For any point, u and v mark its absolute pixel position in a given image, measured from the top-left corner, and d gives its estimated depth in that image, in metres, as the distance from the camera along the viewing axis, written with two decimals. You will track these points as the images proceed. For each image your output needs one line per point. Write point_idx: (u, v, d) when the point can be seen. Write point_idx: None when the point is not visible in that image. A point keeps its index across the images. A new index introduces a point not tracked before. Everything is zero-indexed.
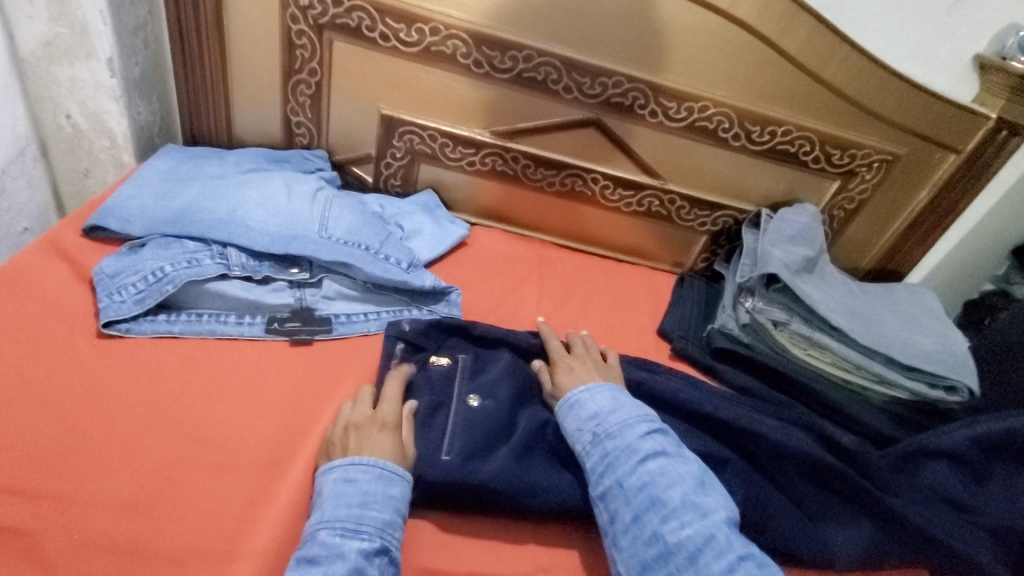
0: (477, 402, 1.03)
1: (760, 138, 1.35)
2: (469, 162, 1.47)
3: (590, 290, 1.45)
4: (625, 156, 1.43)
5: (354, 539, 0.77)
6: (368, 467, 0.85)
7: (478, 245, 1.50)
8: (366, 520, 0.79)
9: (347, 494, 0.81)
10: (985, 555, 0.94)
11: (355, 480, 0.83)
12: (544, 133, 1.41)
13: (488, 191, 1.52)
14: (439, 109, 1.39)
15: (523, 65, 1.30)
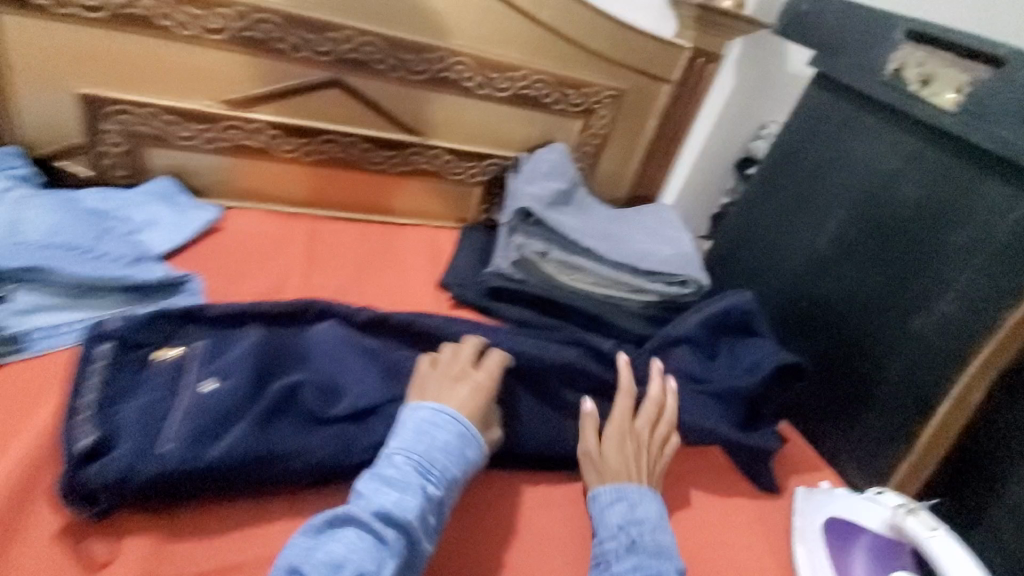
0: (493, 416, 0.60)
1: (585, 106, 1.01)
2: (317, 148, 0.93)
3: (411, 254, 0.95)
4: (534, 113, 1.01)
5: (659, 559, 0.55)
6: (640, 489, 0.61)
7: (256, 230, 0.90)
8: (643, 532, 0.57)
9: (616, 530, 0.58)
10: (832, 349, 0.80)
11: (624, 511, 0.59)
12: (428, 110, 0.96)
13: (261, 163, 0.93)
14: (285, 108, 0.89)
15: (418, 60, 0.90)
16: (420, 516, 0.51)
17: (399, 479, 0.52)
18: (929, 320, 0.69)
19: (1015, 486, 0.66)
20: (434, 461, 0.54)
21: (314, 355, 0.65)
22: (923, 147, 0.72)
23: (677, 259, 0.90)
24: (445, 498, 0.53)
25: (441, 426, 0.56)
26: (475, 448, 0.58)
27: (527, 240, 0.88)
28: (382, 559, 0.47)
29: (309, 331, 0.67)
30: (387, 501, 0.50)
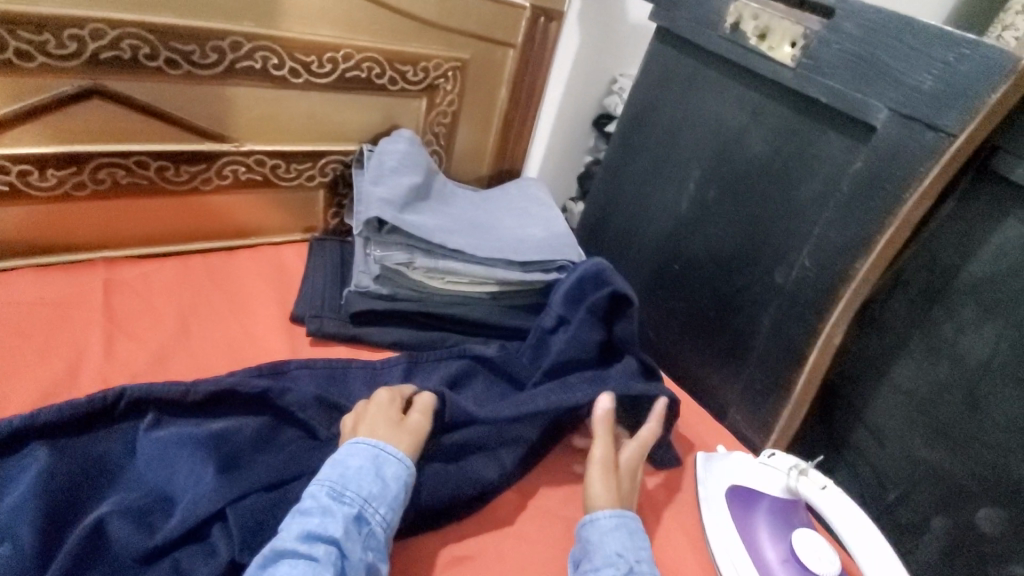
0: (357, 484, 0.53)
1: (421, 82, 0.89)
2: (89, 180, 0.73)
3: (257, 291, 0.79)
4: (370, 96, 0.87)
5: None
6: (634, 518, 0.58)
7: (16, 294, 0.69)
8: (641, 564, 0.54)
9: (616, 557, 0.54)
10: (788, 329, 0.71)
11: (622, 538, 0.55)
12: (233, 112, 0.78)
13: (18, 209, 0.71)
14: (30, 133, 0.67)
15: (185, 46, 0.70)
16: (349, 529, 0.50)
17: (315, 505, 0.51)
18: (791, 275, 0.70)
19: (874, 407, 0.73)
20: (347, 483, 0.53)
21: (129, 477, 0.55)
22: (764, 101, 0.71)
23: (551, 242, 0.84)
24: (370, 512, 0.52)
25: (355, 453, 0.55)
26: (395, 464, 0.56)
27: (386, 252, 0.77)
28: (316, 574, 0.46)
29: (124, 442, 0.57)
30: (307, 524, 0.49)
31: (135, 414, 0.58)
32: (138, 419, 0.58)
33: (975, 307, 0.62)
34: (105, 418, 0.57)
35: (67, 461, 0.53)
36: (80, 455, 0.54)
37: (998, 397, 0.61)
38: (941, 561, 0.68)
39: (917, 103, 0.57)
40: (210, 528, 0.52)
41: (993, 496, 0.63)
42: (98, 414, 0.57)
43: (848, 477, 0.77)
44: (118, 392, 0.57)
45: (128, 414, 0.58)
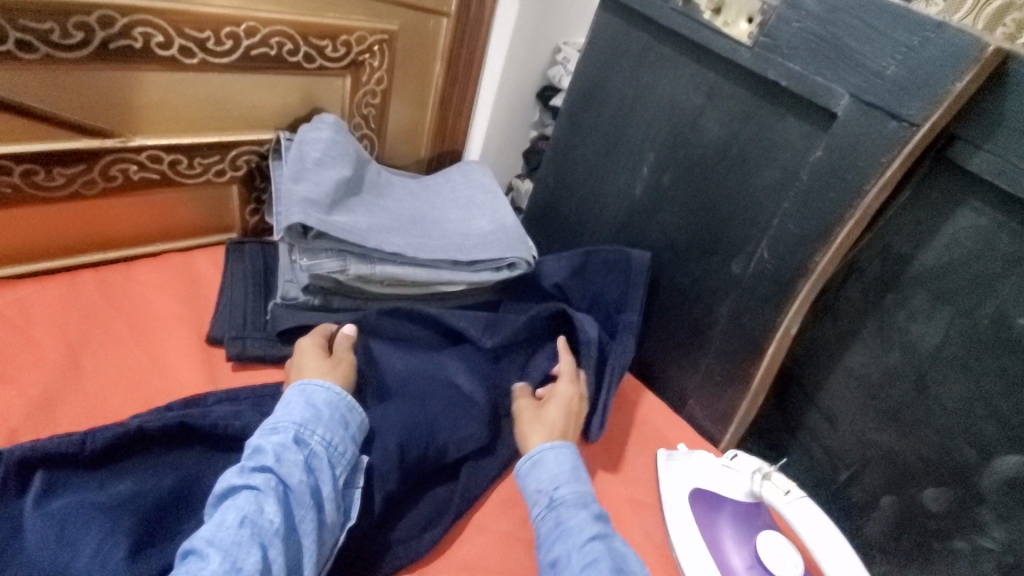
0: (283, 421, 0.53)
1: (343, 58, 0.78)
2: None
3: (167, 308, 0.69)
4: (284, 77, 0.76)
5: (575, 510, 0.54)
6: (552, 447, 0.59)
7: None
8: (561, 489, 0.56)
9: (537, 494, 0.57)
10: (747, 322, 0.69)
11: (542, 470, 0.58)
12: (116, 102, 0.65)
13: None
14: None
15: (42, 25, 0.57)
16: (284, 455, 0.51)
17: (249, 443, 0.52)
18: (749, 265, 0.67)
19: (827, 392, 0.73)
20: (278, 418, 0.54)
21: (18, 561, 0.46)
22: (719, 81, 0.67)
23: (498, 236, 0.78)
24: (309, 433, 0.53)
25: (283, 395, 0.57)
26: (324, 390, 0.57)
27: (314, 260, 0.68)
28: (259, 500, 0.47)
29: (8, 522, 0.48)
30: (245, 458, 0.50)
31: (19, 478, 0.50)
32: (25, 483, 0.50)
33: (927, 296, 0.61)
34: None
35: None
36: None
37: (945, 383, 0.61)
38: (890, 537, 0.70)
39: (879, 89, 0.53)
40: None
41: (937, 475, 0.64)
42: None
43: (803, 459, 0.78)
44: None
45: (9, 481, 0.49)
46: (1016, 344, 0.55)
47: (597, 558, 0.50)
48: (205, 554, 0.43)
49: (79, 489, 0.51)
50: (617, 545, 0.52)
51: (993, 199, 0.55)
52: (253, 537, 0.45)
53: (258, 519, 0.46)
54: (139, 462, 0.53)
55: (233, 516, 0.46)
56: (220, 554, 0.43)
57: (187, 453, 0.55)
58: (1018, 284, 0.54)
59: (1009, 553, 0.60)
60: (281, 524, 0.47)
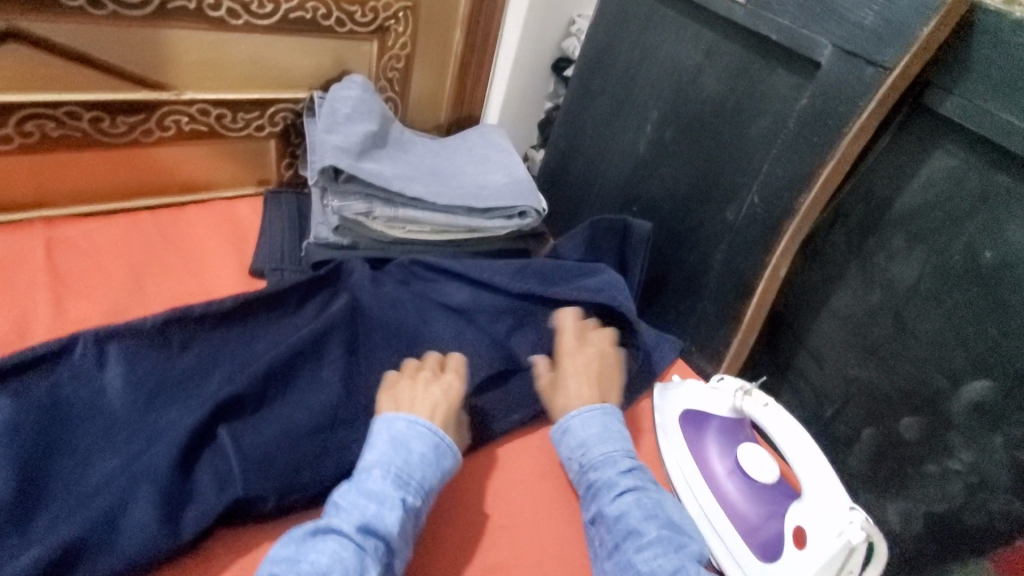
0: (411, 483, 0.53)
1: (370, 22, 0.85)
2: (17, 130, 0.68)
3: (214, 246, 0.78)
4: (317, 40, 0.83)
5: (603, 469, 0.60)
6: (579, 415, 0.64)
7: None
8: (589, 453, 0.61)
9: (571, 461, 0.63)
10: (738, 265, 0.75)
11: (571, 437, 0.63)
12: (171, 60, 0.74)
13: None
14: None
15: None
16: (401, 523, 0.50)
17: (378, 490, 0.51)
18: (741, 210, 0.73)
19: (814, 334, 0.78)
20: (412, 470, 0.54)
21: (105, 420, 0.54)
22: (718, 39, 0.72)
23: (512, 188, 0.84)
24: (424, 502, 0.54)
25: (418, 440, 0.56)
26: (450, 457, 0.57)
27: (344, 202, 0.76)
28: (364, 566, 0.47)
29: (88, 384, 0.56)
30: (366, 512, 0.50)
31: (95, 351, 0.57)
32: (100, 363, 0.57)
33: (905, 235, 0.66)
34: (56, 361, 0.56)
35: (30, 411, 0.52)
36: (42, 398, 0.53)
37: (921, 316, 0.66)
38: (869, 467, 0.76)
39: (858, 38, 0.59)
40: (196, 467, 0.53)
41: (913, 405, 0.69)
42: (52, 357, 0.56)
43: (793, 399, 0.84)
44: (71, 339, 0.57)
45: (88, 353, 0.57)
46: (983, 276, 0.61)
47: (627, 509, 0.56)
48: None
49: (145, 366, 0.58)
50: (651, 495, 0.58)
51: (964, 141, 0.60)
52: None
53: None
54: (200, 346, 0.62)
55: None
56: None
57: (241, 344, 0.63)
58: (984, 220, 0.60)
59: (975, 472, 0.65)
60: None
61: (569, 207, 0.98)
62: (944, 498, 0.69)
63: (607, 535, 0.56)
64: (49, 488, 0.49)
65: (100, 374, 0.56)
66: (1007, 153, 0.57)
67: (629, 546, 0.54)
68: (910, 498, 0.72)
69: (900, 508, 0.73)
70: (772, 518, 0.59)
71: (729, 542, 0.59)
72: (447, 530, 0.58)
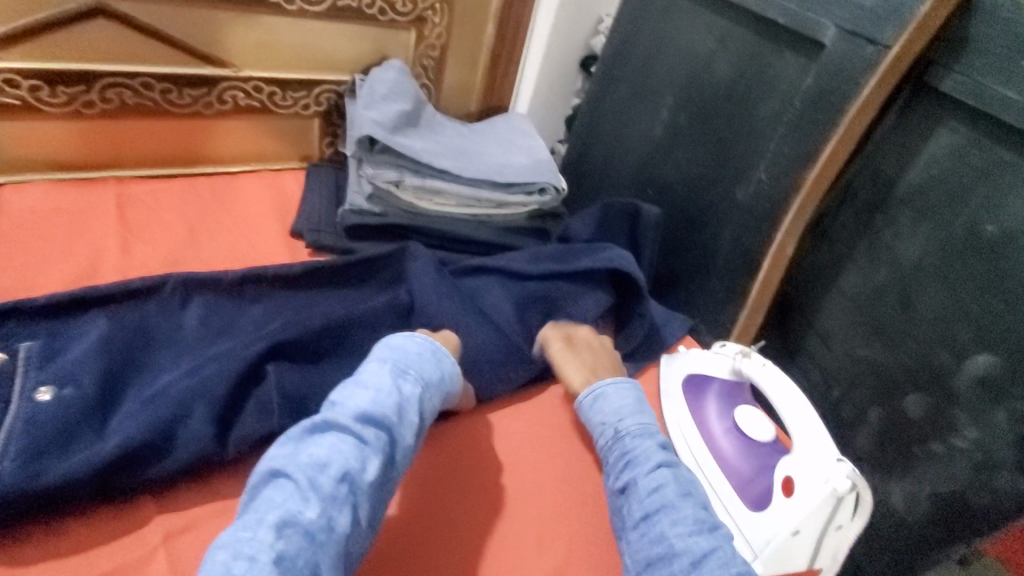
0: (409, 380, 0.59)
1: (408, 13, 0.93)
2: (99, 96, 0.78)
3: (263, 210, 0.85)
4: (361, 27, 0.91)
5: (640, 440, 0.62)
6: (612, 384, 0.67)
7: (36, 200, 0.76)
8: (625, 424, 0.64)
9: (602, 427, 0.65)
10: (746, 242, 0.78)
11: (605, 404, 0.66)
12: (232, 40, 0.83)
13: (48, 128, 0.78)
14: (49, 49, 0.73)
15: None
16: (399, 416, 0.56)
17: (376, 384, 0.57)
18: (750, 189, 0.76)
19: (823, 315, 0.80)
20: (409, 365, 0.60)
21: (175, 348, 0.61)
22: (731, 26, 0.76)
23: (532, 168, 0.90)
24: (425, 395, 0.59)
25: (415, 344, 0.63)
26: (449, 362, 0.64)
27: (377, 171, 0.83)
28: (363, 456, 0.51)
29: (150, 310, 0.63)
30: (363, 405, 0.55)
31: (181, 294, 0.65)
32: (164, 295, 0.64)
33: (910, 213, 0.68)
34: (148, 296, 0.63)
35: (119, 331, 0.59)
36: (114, 317, 0.60)
37: (926, 293, 0.68)
38: (875, 448, 0.77)
39: (861, 18, 0.62)
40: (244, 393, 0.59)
41: (917, 383, 0.71)
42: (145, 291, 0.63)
43: (801, 381, 0.85)
44: (163, 279, 0.64)
45: (175, 294, 0.64)
46: (985, 250, 0.62)
47: (663, 482, 0.57)
48: (299, 494, 0.47)
49: (220, 316, 0.66)
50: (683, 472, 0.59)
51: (964, 116, 0.62)
52: (349, 492, 0.49)
53: (356, 477, 0.50)
54: (268, 303, 0.68)
55: (338, 466, 0.49)
56: (318, 504, 0.47)
57: (300, 304, 0.70)
58: (986, 193, 0.61)
59: (979, 450, 0.66)
60: (375, 481, 0.51)
61: (587, 191, 1.03)
62: (950, 478, 0.69)
63: (636, 504, 0.57)
64: (127, 397, 0.56)
65: (179, 313, 0.64)
66: (1009, 127, 0.58)
67: (663, 520, 0.54)
68: (914, 480, 0.73)
69: (906, 490, 0.74)
70: (762, 472, 0.61)
71: (725, 497, 0.62)
72: (457, 467, 0.62)
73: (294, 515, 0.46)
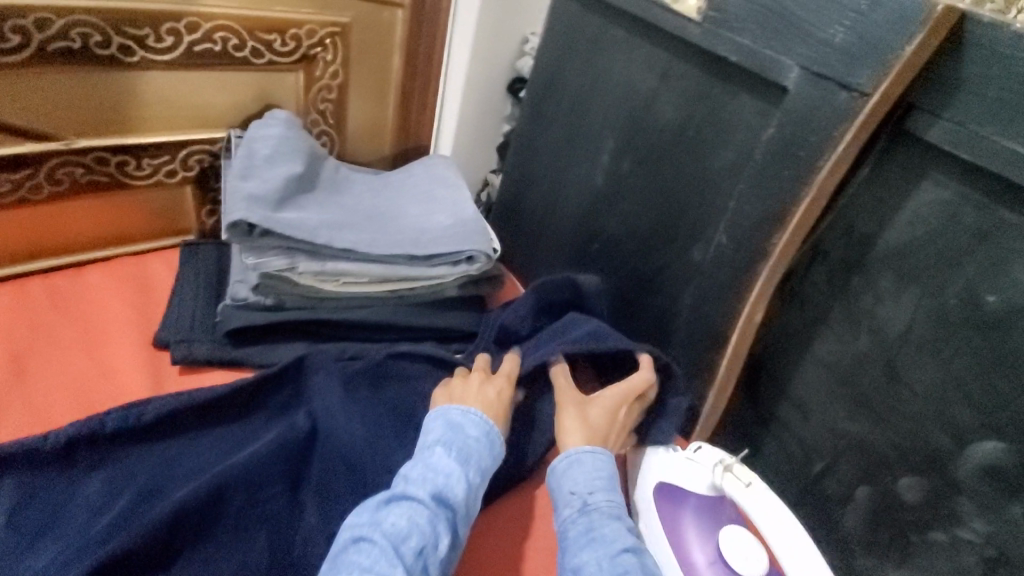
0: (478, 466, 0.53)
1: (290, 51, 0.76)
2: None
3: (115, 316, 0.68)
4: (231, 74, 0.74)
5: (607, 520, 0.50)
6: (592, 450, 0.56)
7: None
8: (596, 495, 0.52)
9: (571, 496, 0.53)
10: (708, 311, 0.66)
11: (580, 472, 0.54)
12: (56, 106, 0.65)
13: None
14: None
15: None
16: (467, 498, 0.51)
17: (445, 463, 0.51)
18: (709, 250, 0.64)
19: (798, 381, 0.70)
20: (470, 451, 0.54)
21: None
22: (674, 61, 0.64)
23: (457, 230, 0.76)
24: (484, 484, 0.53)
25: (472, 424, 0.56)
26: (503, 444, 0.57)
27: (262, 259, 0.67)
28: (436, 534, 0.47)
29: None
30: (437, 483, 0.50)
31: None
32: None
33: (892, 276, 0.59)
34: None
35: None
36: None
37: (917, 366, 0.59)
38: (867, 531, 0.67)
39: (828, 59, 0.51)
40: None
41: (914, 465, 0.61)
42: None
43: (778, 453, 0.75)
44: None
45: None
46: (987, 324, 0.53)
47: (628, 573, 0.46)
48: (386, 560, 0.43)
49: (43, 504, 0.50)
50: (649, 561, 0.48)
51: (955, 170, 0.53)
52: (423, 570, 0.44)
53: (431, 554, 0.46)
54: (112, 469, 0.53)
55: (416, 543, 0.45)
56: (403, 574, 0.43)
57: (160, 461, 0.55)
58: (984, 259, 0.52)
59: (991, 545, 0.57)
60: (444, 565, 0.46)
61: (525, 242, 0.89)
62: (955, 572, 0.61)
63: None
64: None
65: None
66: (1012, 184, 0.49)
67: None
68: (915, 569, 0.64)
69: None
70: None
71: None
72: None
73: None
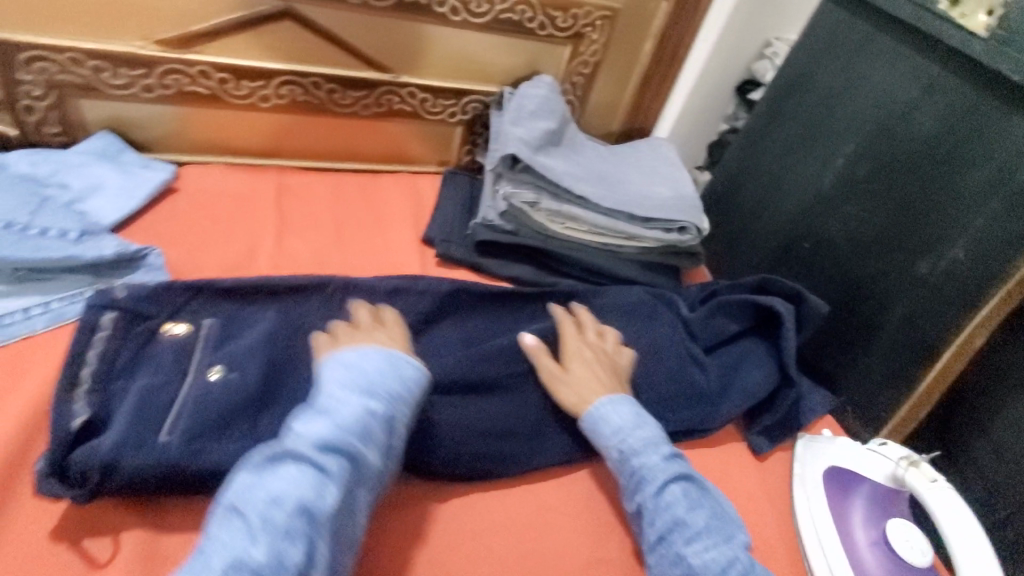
0: (374, 403, 0.50)
1: (567, 28, 0.90)
2: (267, 97, 0.84)
3: (399, 213, 0.88)
4: (518, 41, 0.90)
5: (646, 457, 0.58)
6: (608, 401, 0.61)
7: (215, 185, 0.83)
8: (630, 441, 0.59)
9: (609, 450, 0.59)
10: (923, 323, 0.68)
11: (605, 425, 0.60)
12: (399, 47, 0.85)
13: (228, 120, 0.85)
14: (249, 50, 0.79)
15: None
16: (364, 437, 0.48)
17: (338, 403, 0.49)
18: (938, 264, 0.66)
19: (1001, 419, 0.68)
20: (373, 382, 0.52)
21: None
22: (944, 75, 0.66)
23: (676, 202, 0.84)
24: (397, 410, 0.52)
25: (371, 359, 0.54)
26: (411, 367, 0.55)
27: (516, 189, 0.81)
28: (322, 486, 0.44)
29: (320, 311, 0.65)
30: (321, 431, 0.47)
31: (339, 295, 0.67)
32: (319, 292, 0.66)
33: None
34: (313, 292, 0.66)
35: (284, 327, 0.63)
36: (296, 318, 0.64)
37: None
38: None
39: None
40: None
41: None
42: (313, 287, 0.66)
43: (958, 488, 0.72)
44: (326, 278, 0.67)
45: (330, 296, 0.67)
46: None
47: (676, 500, 0.54)
48: (251, 537, 0.41)
49: None
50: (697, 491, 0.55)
51: None
52: (308, 527, 0.42)
53: (317, 510, 0.43)
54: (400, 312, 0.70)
55: (290, 502, 0.42)
56: (267, 540, 0.41)
57: None
58: None
59: None
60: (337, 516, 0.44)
61: (726, 230, 0.94)
62: None
63: (650, 527, 0.54)
64: (280, 391, 0.59)
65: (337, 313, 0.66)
66: None
67: (694, 543, 0.52)
68: None
69: None
70: None
71: None
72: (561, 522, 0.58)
73: (241, 556, 0.40)
